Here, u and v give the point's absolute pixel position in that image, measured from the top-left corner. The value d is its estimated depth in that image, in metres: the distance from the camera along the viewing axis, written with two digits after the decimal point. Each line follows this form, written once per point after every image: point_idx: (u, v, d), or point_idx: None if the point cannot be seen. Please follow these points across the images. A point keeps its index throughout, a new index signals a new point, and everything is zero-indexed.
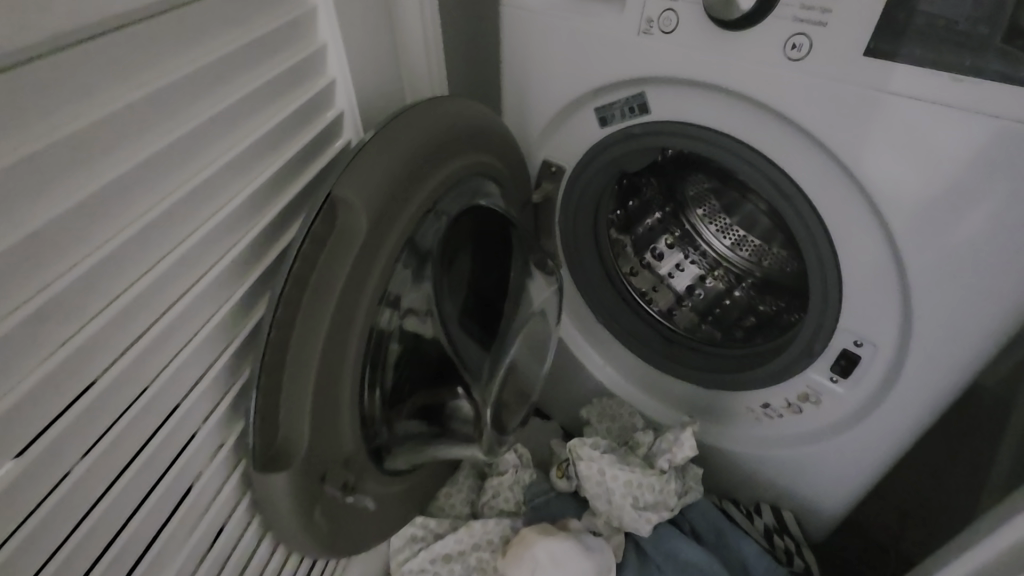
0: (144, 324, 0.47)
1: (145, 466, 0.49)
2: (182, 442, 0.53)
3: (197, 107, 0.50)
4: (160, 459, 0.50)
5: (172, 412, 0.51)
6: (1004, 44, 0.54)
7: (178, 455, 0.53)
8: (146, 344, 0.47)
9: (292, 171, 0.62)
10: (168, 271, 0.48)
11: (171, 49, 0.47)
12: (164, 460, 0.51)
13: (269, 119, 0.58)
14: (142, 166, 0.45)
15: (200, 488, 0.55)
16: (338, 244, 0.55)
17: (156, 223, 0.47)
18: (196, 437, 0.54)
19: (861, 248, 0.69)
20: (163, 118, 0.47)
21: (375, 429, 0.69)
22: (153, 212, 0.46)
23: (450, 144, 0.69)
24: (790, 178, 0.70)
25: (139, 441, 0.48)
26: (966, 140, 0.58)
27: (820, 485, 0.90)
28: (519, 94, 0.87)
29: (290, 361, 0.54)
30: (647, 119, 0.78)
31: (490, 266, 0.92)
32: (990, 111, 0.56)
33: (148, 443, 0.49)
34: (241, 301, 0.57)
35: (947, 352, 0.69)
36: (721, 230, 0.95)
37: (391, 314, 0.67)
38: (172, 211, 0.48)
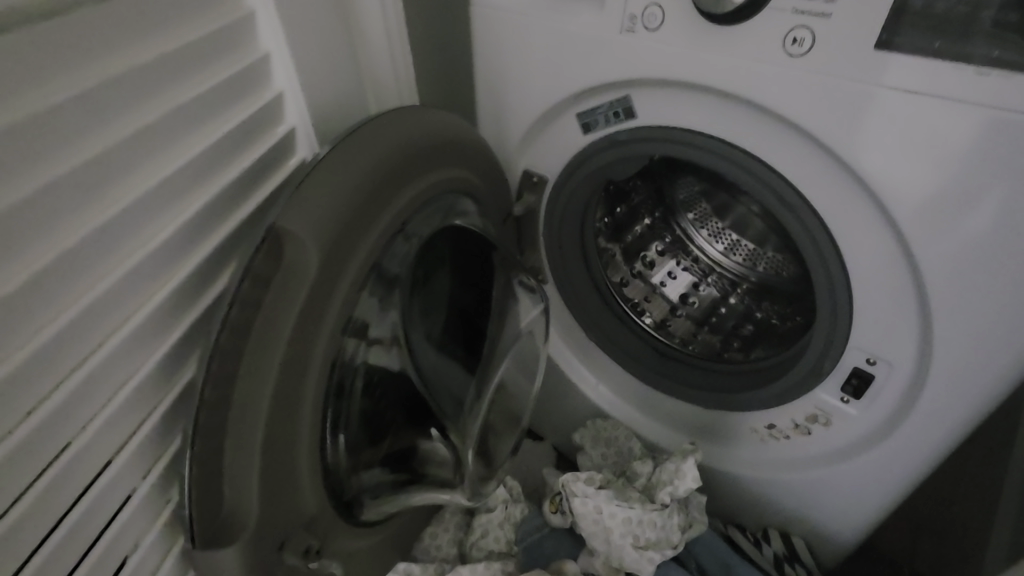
0: (47, 389, 0.40)
1: (55, 555, 0.41)
2: (104, 518, 0.45)
3: (103, 129, 0.42)
4: (76, 543, 0.43)
5: (89, 487, 0.44)
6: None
7: (100, 535, 0.45)
8: (51, 412, 0.39)
9: (234, 197, 0.54)
10: (77, 325, 0.41)
11: (68, 62, 0.40)
12: (81, 543, 0.43)
13: (202, 140, 0.50)
14: (27, 204, 0.37)
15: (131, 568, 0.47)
16: (284, 284, 0.48)
17: (55, 270, 0.39)
18: (124, 511, 0.47)
19: (872, 259, 0.62)
20: (57, 145, 0.39)
21: (340, 481, 0.61)
22: (47, 257, 0.38)
23: (419, 159, 0.62)
24: (792, 185, 0.64)
25: (45, 528, 0.40)
26: (993, 141, 0.52)
27: (834, 510, 0.84)
28: (494, 100, 0.80)
29: (232, 424, 0.47)
30: (633, 124, 0.72)
31: (469, 290, 0.85)
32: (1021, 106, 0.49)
33: (58, 527, 0.42)
34: (175, 349, 0.50)
35: (974, 370, 0.62)
36: (713, 235, 0.89)
37: (352, 347, 0.58)
38: (76, 253, 0.40)
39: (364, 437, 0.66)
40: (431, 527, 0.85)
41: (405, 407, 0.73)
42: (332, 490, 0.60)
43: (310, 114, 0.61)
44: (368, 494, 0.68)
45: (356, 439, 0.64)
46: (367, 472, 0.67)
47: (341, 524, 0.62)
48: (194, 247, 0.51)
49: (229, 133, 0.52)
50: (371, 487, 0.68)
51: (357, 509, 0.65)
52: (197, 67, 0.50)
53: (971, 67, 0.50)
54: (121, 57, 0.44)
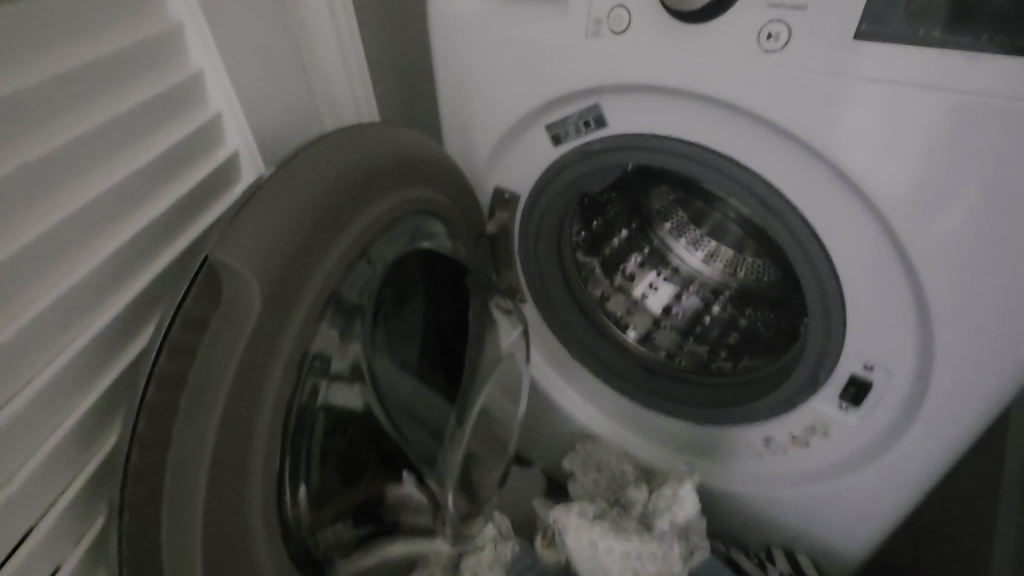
0: None
1: None
2: None
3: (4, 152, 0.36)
4: None
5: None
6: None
7: None
8: None
9: (167, 229, 0.49)
10: None
11: None
12: None
13: (126, 165, 0.45)
14: None
15: None
16: (223, 325, 0.43)
17: None
18: None
19: (863, 260, 0.59)
20: None
21: (304, 540, 0.55)
22: None
23: (379, 178, 0.57)
24: (774, 188, 0.61)
25: None
26: (983, 129, 0.49)
27: (841, 524, 0.79)
28: (459, 115, 0.76)
29: (168, 491, 0.41)
30: (604, 133, 0.69)
31: (444, 316, 0.80)
32: (1008, 89, 0.47)
33: None
34: (100, 404, 0.44)
35: (979, 371, 0.59)
36: (692, 244, 0.86)
37: (309, 387, 0.52)
38: None
39: (331, 484, 0.60)
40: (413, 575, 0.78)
41: (378, 448, 0.68)
42: (295, 550, 0.53)
43: (253, 134, 0.56)
44: (338, 549, 0.61)
45: (320, 488, 0.58)
46: (331, 528, 0.60)
47: None
48: (119, 287, 0.45)
49: (158, 157, 0.47)
50: (341, 542, 0.61)
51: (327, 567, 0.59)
52: (118, 82, 0.45)
53: (958, 54, 0.48)
54: (26, 72, 0.38)
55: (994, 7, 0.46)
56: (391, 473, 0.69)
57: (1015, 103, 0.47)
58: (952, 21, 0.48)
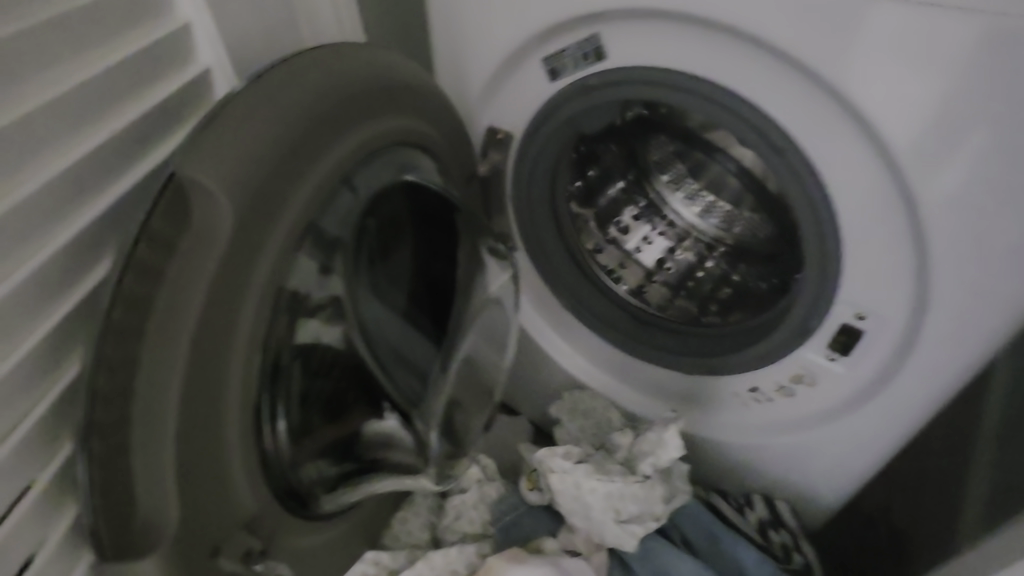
0: None
1: None
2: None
3: None
4: None
5: None
6: None
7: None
8: None
9: (130, 145, 0.45)
10: None
11: None
12: None
13: (79, 68, 0.41)
14: None
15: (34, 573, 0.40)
16: (192, 246, 0.41)
17: None
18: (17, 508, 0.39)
19: (864, 204, 0.57)
20: None
21: (285, 475, 0.54)
22: None
23: (366, 102, 0.54)
24: (780, 126, 0.58)
25: None
26: (1000, 61, 0.47)
27: (820, 472, 0.81)
28: (451, 43, 0.72)
29: (138, 414, 0.39)
30: (603, 68, 0.65)
31: (434, 260, 0.78)
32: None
33: None
34: (62, 328, 0.42)
35: (971, 319, 0.59)
36: (688, 198, 0.84)
37: (285, 323, 0.50)
38: None
39: (314, 423, 0.58)
40: (399, 515, 0.78)
41: (357, 382, 0.65)
42: (275, 482, 0.53)
43: (225, 50, 0.52)
44: (323, 486, 0.61)
45: (301, 425, 0.56)
46: (313, 463, 0.59)
47: (287, 520, 0.54)
48: (77, 204, 0.42)
49: (116, 63, 0.43)
50: (323, 478, 0.61)
51: (312, 501, 0.59)
52: None
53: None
54: None
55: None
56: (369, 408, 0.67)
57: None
58: None
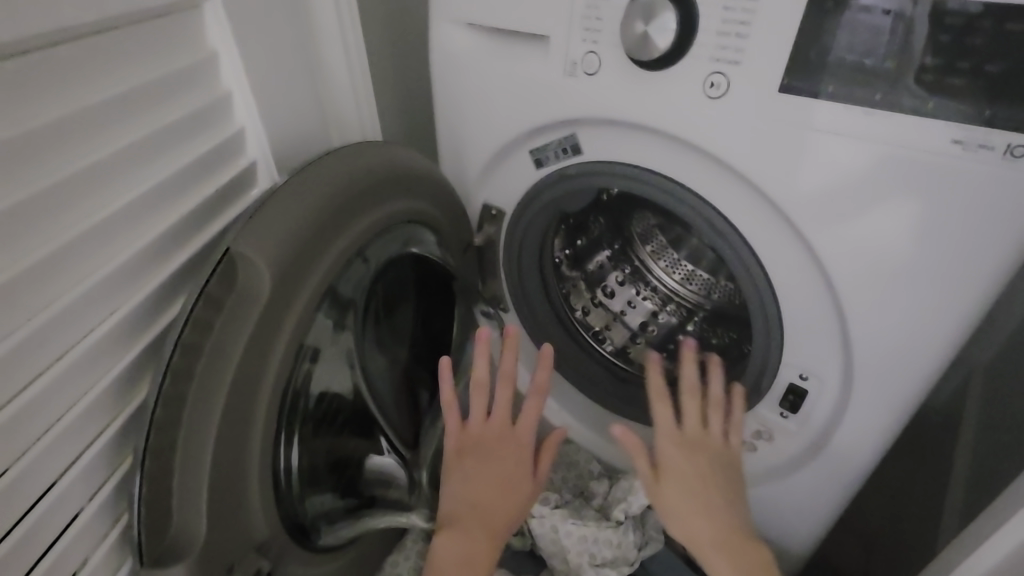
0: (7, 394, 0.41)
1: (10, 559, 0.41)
2: (63, 524, 0.46)
3: (84, 146, 0.46)
4: (30, 549, 0.43)
5: (47, 491, 0.45)
6: (920, 77, 0.55)
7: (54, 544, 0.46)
8: (12, 414, 0.41)
9: (194, 222, 0.56)
10: (42, 332, 0.43)
11: (59, 88, 0.44)
12: (33, 552, 0.43)
13: (161, 169, 0.53)
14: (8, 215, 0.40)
15: (86, 575, 0.47)
16: (236, 307, 0.51)
17: (33, 274, 0.42)
18: (81, 517, 0.47)
19: (797, 280, 0.68)
20: (42, 159, 0.43)
21: (294, 507, 0.62)
22: (34, 258, 0.42)
23: (376, 190, 0.65)
24: (723, 216, 0.69)
25: (8, 521, 0.41)
26: (886, 176, 0.58)
27: (783, 526, 0.86)
28: (453, 138, 0.86)
29: (182, 440, 0.48)
30: (581, 159, 0.78)
31: (433, 319, 0.89)
32: (902, 142, 0.56)
33: (20, 520, 0.42)
34: (129, 369, 0.51)
35: (892, 385, 0.67)
36: (670, 267, 0.93)
37: (304, 370, 0.60)
38: (51, 262, 0.43)
39: (323, 461, 0.66)
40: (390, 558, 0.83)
41: (357, 422, 0.72)
42: (284, 513, 0.60)
43: (270, 147, 0.64)
44: (325, 519, 0.67)
45: (312, 462, 0.64)
46: (317, 496, 0.65)
47: (293, 548, 0.61)
48: (150, 270, 0.52)
49: (190, 163, 0.55)
50: (326, 511, 0.67)
51: (314, 533, 0.65)
52: (157, 98, 0.53)
53: (860, 106, 0.57)
54: (78, 92, 0.46)
55: (885, 72, 0.56)
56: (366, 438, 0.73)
57: (912, 152, 0.56)
58: (866, 80, 0.57)
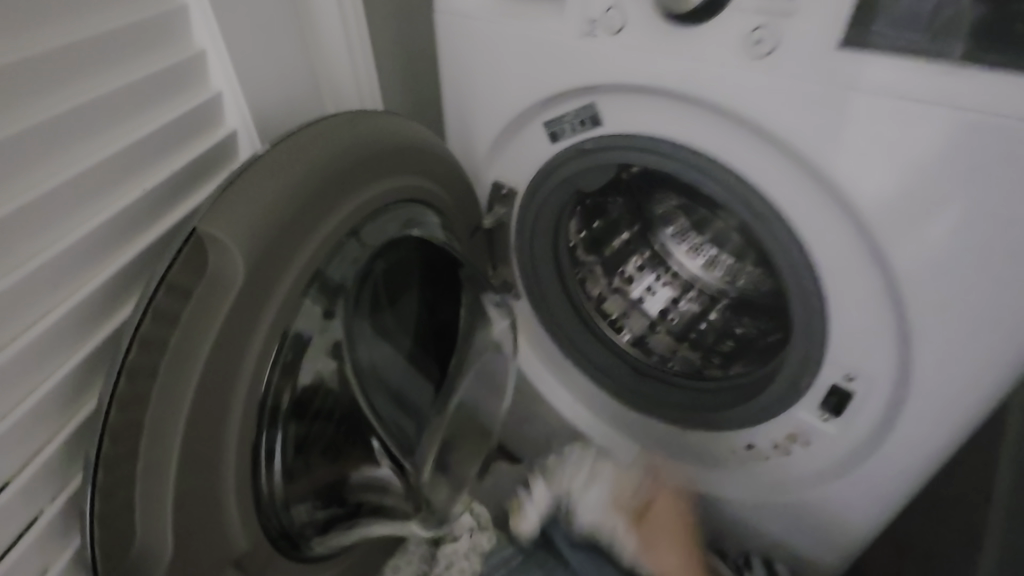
0: None
1: None
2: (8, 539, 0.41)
3: (24, 107, 0.40)
4: None
5: None
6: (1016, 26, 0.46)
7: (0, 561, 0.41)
8: None
9: (160, 200, 0.50)
10: None
11: None
12: None
13: (119, 137, 0.46)
14: None
15: None
16: (206, 296, 0.45)
17: None
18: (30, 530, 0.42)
19: (848, 270, 0.59)
20: None
21: (275, 517, 0.56)
22: None
23: (370, 166, 0.58)
24: (763, 194, 0.61)
25: None
26: (965, 147, 0.49)
27: (820, 537, 0.79)
28: (460, 109, 0.78)
29: (145, 449, 0.43)
30: (601, 131, 0.69)
31: (440, 307, 0.81)
32: (989, 106, 0.48)
33: None
34: (82, 367, 0.45)
35: (956, 388, 0.59)
36: (692, 250, 0.85)
37: (286, 364, 0.53)
38: None
39: (307, 462, 0.60)
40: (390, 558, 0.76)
41: (344, 424, 0.64)
42: (268, 525, 0.54)
43: (252, 116, 0.57)
44: (314, 527, 0.62)
45: (297, 466, 0.58)
46: (306, 504, 0.60)
47: (277, 561, 0.55)
48: (106, 256, 0.46)
49: (156, 130, 0.49)
50: (315, 521, 0.62)
51: (305, 543, 0.60)
52: (117, 56, 0.46)
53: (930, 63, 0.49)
54: (18, 44, 0.39)
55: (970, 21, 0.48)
56: (356, 442, 0.66)
57: (1000, 119, 0.47)
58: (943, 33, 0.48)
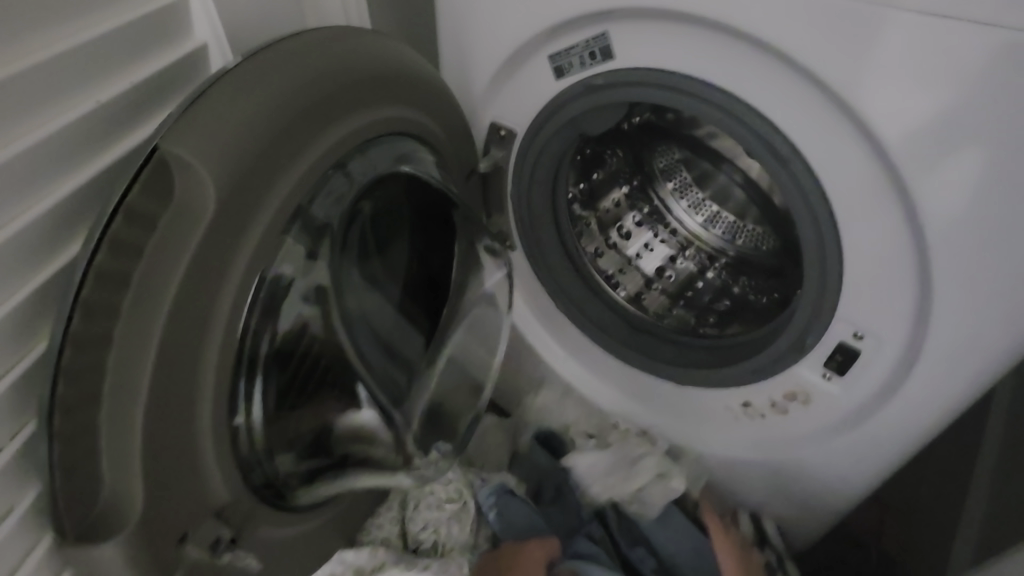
0: None
1: None
2: None
3: None
4: None
5: None
6: None
7: None
8: None
9: (115, 118, 0.44)
10: None
11: None
12: None
13: (60, 38, 0.40)
14: None
15: None
16: (173, 224, 0.40)
17: None
18: None
19: (869, 223, 0.55)
20: None
21: (257, 467, 0.52)
22: None
23: (360, 92, 0.53)
24: (785, 137, 0.56)
25: None
26: (1012, 81, 0.46)
27: (813, 493, 0.78)
28: (456, 37, 0.70)
29: (108, 392, 0.39)
30: (610, 67, 0.63)
31: (431, 254, 0.76)
32: None
33: None
34: (29, 306, 0.40)
35: (978, 343, 0.57)
36: (692, 206, 0.80)
37: (263, 306, 0.48)
38: None
39: (286, 413, 0.56)
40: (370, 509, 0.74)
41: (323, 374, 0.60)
42: (250, 474, 0.51)
43: (223, 28, 0.52)
44: (299, 478, 0.59)
45: (278, 417, 0.55)
46: (289, 453, 0.57)
47: (259, 513, 0.52)
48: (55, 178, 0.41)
49: (106, 34, 0.42)
50: (298, 473, 0.58)
51: (289, 492, 0.57)
52: None
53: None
54: None
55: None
56: (336, 391, 0.61)
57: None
58: None
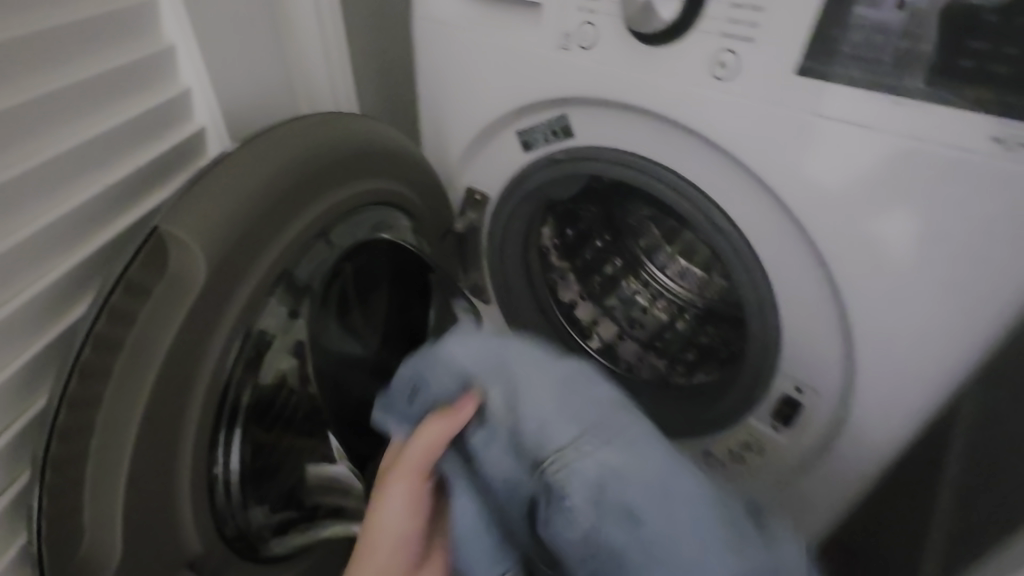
0: None
1: None
2: None
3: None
4: None
5: None
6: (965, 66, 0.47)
7: None
8: None
9: (119, 196, 0.49)
10: None
11: None
12: None
13: (76, 130, 0.46)
14: None
15: None
16: (163, 295, 0.44)
17: None
18: None
19: (800, 292, 0.61)
20: None
21: (231, 518, 0.55)
22: None
23: (341, 170, 0.58)
24: (724, 210, 0.62)
25: None
26: (922, 172, 0.50)
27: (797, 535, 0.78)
28: (437, 114, 0.77)
29: (95, 451, 0.42)
30: (572, 144, 0.70)
31: (410, 309, 0.80)
32: (943, 137, 0.48)
33: None
34: (27, 371, 0.44)
35: (915, 400, 0.60)
36: (664, 261, 0.86)
37: (247, 362, 0.52)
38: None
39: (262, 465, 0.59)
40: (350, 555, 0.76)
41: (299, 426, 0.63)
42: (223, 525, 0.54)
43: (219, 114, 0.57)
44: (273, 529, 0.61)
45: (253, 469, 0.57)
46: (263, 505, 0.59)
47: (230, 564, 0.55)
48: (60, 253, 0.46)
49: (114, 126, 0.48)
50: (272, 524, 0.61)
51: (261, 543, 0.60)
52: (77, 50, 0.46)
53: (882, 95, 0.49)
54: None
55: (924, 55, 0.48)
56: (311, 443, 0.64)
57: (932, 145, 0.49)
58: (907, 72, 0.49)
